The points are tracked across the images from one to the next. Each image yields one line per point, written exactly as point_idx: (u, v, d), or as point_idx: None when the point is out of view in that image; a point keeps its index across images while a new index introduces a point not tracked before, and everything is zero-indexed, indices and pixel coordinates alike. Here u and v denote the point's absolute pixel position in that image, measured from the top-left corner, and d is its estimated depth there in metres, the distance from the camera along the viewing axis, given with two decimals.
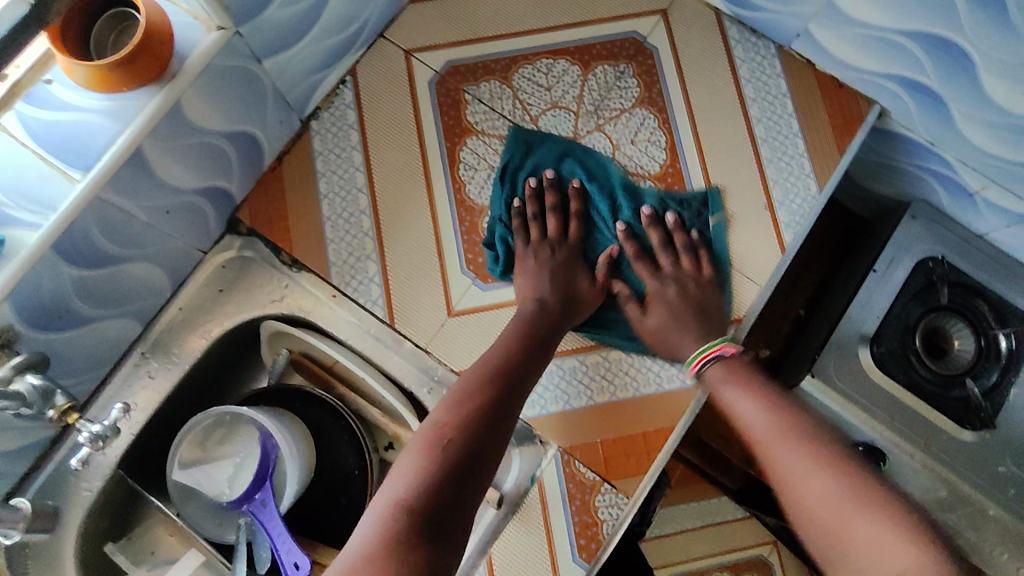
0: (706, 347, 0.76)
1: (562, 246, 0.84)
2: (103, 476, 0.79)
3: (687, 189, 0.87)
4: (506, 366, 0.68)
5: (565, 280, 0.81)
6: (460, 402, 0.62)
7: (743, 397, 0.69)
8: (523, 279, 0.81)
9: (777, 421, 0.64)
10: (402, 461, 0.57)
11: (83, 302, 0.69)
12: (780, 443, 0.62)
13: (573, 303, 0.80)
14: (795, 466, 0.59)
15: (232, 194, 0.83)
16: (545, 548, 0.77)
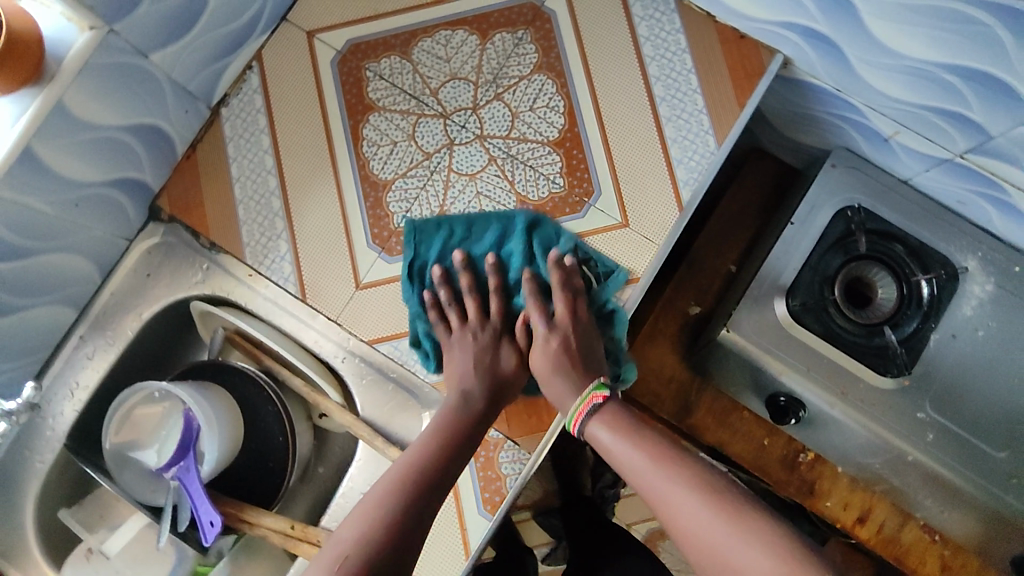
0: (584, 396, 0.77)
1: (487, 330, 0.85)
2: (53, 450, 0.86)
3: (586, 152, 0.88)
4: (455, 432, 0.75)
5: (490, 366, 0.82)
6: (414, 463, 0.71)
7: (628, 446, 0.71)
8: (452, 366, 0.82)
9: (648, 463, 0.69)
10: (347, 521, 0.66)
11: (4, 292, 0.74)
12: (668, 492, 0.66)
13: (499, 392, 0.81)
14: (683, 511, 0.64)
15: (148, 183, 0.87)
16: (452, 500, 0.81)
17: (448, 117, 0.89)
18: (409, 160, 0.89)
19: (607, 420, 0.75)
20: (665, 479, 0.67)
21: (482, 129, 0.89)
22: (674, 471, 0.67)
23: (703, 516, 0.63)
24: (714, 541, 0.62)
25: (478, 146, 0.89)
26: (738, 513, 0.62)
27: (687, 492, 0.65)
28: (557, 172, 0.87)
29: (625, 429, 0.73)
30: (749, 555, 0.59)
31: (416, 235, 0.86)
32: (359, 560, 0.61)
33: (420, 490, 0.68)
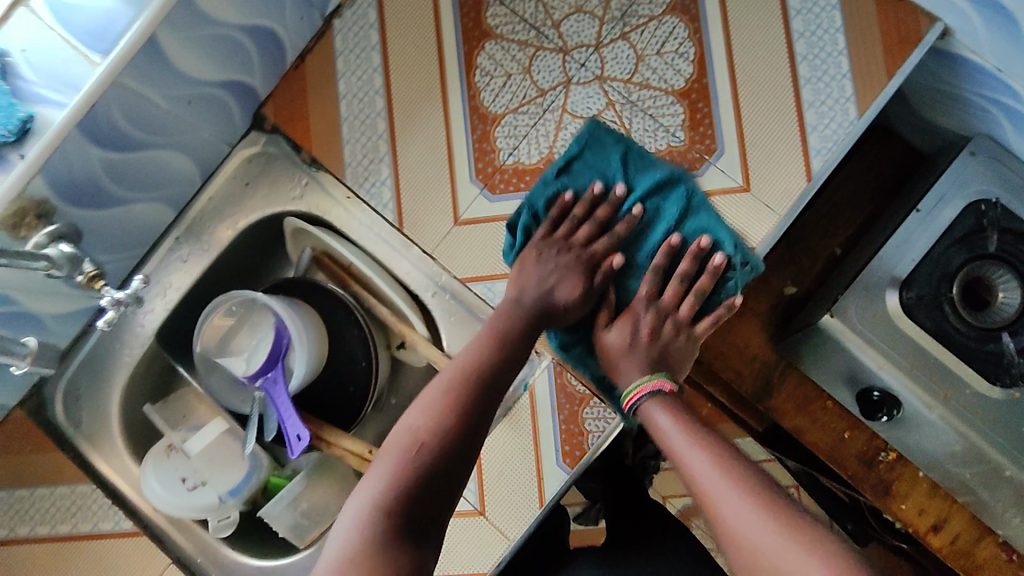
0: (641, 380, 0.74)
1: (572, 252, 0.79)
2: (142, 345, 0.87)
3: (712, 106, 0.82)
4: (486, 370, 0.70)
5: (547, 293, 0.77)
6: (440, 406, 0.66)
7: (688, 450, 0.66)
8: (522, 271, 0.79)
9: (719, 468, 0.63)
10: (368, 477, 0.63)
11: (113, 183, 0.74)
12: (725, 496, 0.61)
13: (546, 318, 0.77)
14: (741, 521, 0.60)
15: (257, 90, 0.85)
16: (531, 446, 0.80)
17: (567, 54, 0.84)
18: (523, 95, 0.84)
19: (668, 408, 0.71)
20: (720, 475, 0.63)
21: (603, 69, 0.83)
22: (734, 467, 0.63)
23: (758, 521, 0.59)
24: (757, 540, 0.58)
25: (596, 87, 0.83)
26: (793, 521, 0.58)
27: (748, 500, 0.60)
28: (677, 124, 0.82)
29: (685, 424, 0.69)
30: (795, 564, 0.56)
31: (592, 141, 0.81)
32: (433, 447, 0.63)
33: (480, 385, 0.68)
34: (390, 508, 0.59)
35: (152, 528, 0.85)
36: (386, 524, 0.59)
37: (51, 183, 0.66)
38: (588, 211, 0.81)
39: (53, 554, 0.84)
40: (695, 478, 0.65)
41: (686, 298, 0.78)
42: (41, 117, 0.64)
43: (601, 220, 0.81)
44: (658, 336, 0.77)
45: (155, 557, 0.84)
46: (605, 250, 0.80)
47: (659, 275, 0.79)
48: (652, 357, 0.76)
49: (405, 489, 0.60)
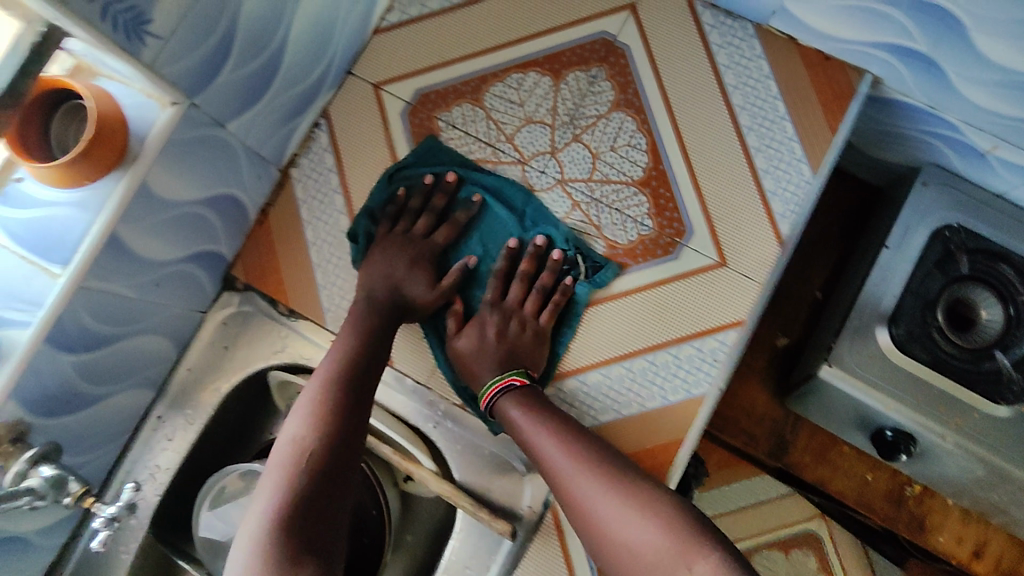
0: (500, 377, 0.75)
1: (416, 244, 0.83)
2: (136, 539, 0.80)
3: (674, 190, 0.83)
4: (353, 365, 0.72)
5: (398, 288, 0.80)
6: (318, 409, 0.67)
7: (540, 432, 0.69)
8: (369, 266, 0.82)
9: (570, 451, 0.67)
10: (257, 495, 0.61)
11: (88, 383, 0.71)
12: (580, 475, 0.65)
13: (401, 311, 0.80)
14: (596, 499, 0.63)
15: (224, 252, 0.84)
16: (565, 568, 0.77)
17: (526, 163, 0.86)
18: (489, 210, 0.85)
19: (521, 400, 0.73)
20: (570, 457, 0.67)
21: (563, 172, 0.85)
22: (578, 448, 0.67)
23: (601, 496, 0.63)
24: (600, 513, 0.62)
25: (559, 190, 0.85)
26: (625, 489, 0.63)
27: (599, 481, 0.64)
28: (644, 213, 0.83)
29: (537, 411, 0.72)
30: (633, 526, 0.60)
31: (433, 150, 0.87)
32: (321, 455, 0.63)
33: (352, 380, 0.70)
34: (280, 525, 0.58)
35: None
36: (284, 535, 0.57)
37: (23, 402, 0.63)
38: (426, 205, 0.86)
39: None
40: (546, 463, 0.68)
41: (531, 296, 0.81)
42: (7, 339, 0.61)
43: (436, 220, 0.85)
44: (504, 335, 0.79)
45: None
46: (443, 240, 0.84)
47: (519, 280, 0.82)
48: (507, 353, 0.78)
49: (294, 504, 0.59)
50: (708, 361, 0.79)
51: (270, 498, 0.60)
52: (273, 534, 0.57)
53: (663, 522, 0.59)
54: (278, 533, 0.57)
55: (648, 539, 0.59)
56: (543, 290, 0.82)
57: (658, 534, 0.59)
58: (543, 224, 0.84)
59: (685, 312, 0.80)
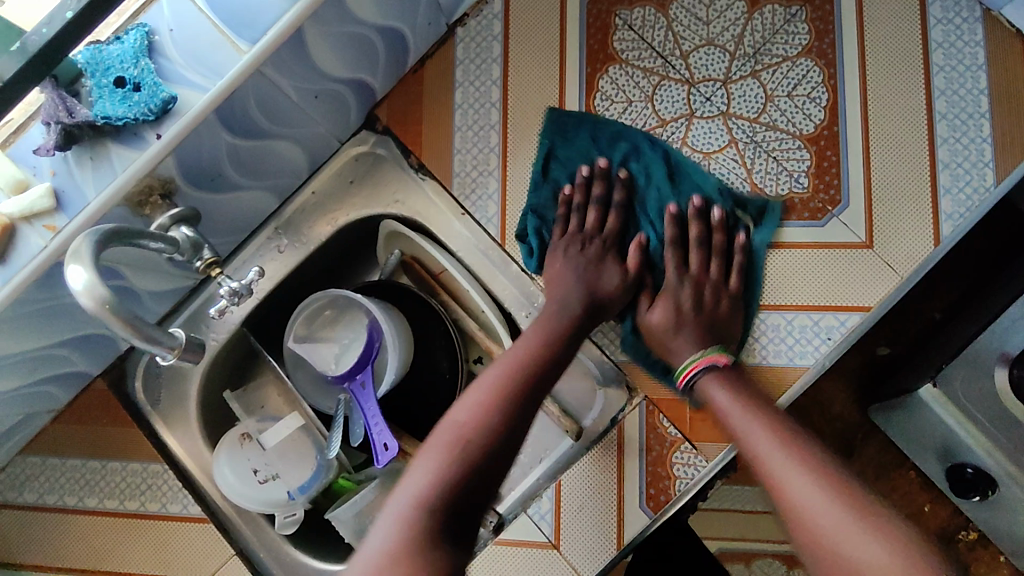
0: (700, 355, 0.74)
1: (596, 238, 0.82)
2: (228, 330, 0.86)
3: (841, 156, 0.79)
4: (541, 371, 0.68)
5: (595, 279, 0.79)
6: (492, 401, 0.64)
7: (725, 402, 0.69)
8: (557, 270, 0.80)
9: (775, 427, 0.65)
10: (415, 464, 0.60)
11: (232, 168, 0.74)
12: (778, 454, 0.62)
13: (600, 309, 0.78)
14: (796, 479, 0.59)
15: (375, 89, 0.85)
16: (614, 487, 0.77)
17: (693, 86, 0.82)
18: (642, 123, 0.82)
19: (726, 383, 0.71)
20: (768, 433, 0.64)
21: (730, 105, 0.81)
22: (778, 427, 0.65)
23: (799, 476, 0.59)
24: (795, 489, 0.59)
25: (720, 123, 0.81)
26: (806, 458, 0.60)
27: (796, 465, 0.60)
28: (803, 170, 0.79)
29: (747, 396, 0.69)
30: (814, 494, 0.58)
31: (550, 157, 0.84)
32: (481, 443, 0.60)
33: (534, 383, 0.67)
34: (432, 509, 0.56)
35: (217, 516, 0.85)
36: (431, 522, 0.55)
37: (179, 164, 0.66)
38: (589, 200, 0.84)
39: (118, 530, 0.84)
40: (744, 444, 0.65)
41: (714, 262, 0.80)
42: (182, 98, 0.64)
43: (609, 186, 0.84)
44: (702, 306, 0.78)
45: (220, 546, 0.82)
46: (617, 226, 0.84)
47: (698, 222, 0.81)
48: (707, 326, 0.77)
49: (449, 491, 0.57)
50: (820, 337, 0.76)
51: (432, 469, 0.58)
52: (428, 510, 0.56)
53: (862, 509, 0.56)
54: (432, 513, 0.56)
55: (833, 515, 0.56)
56: (720, 250, 0.80)
57: (844, 517, 0.55)
58: (648, 154, 0.82)
59: (813, 284, 0.77)
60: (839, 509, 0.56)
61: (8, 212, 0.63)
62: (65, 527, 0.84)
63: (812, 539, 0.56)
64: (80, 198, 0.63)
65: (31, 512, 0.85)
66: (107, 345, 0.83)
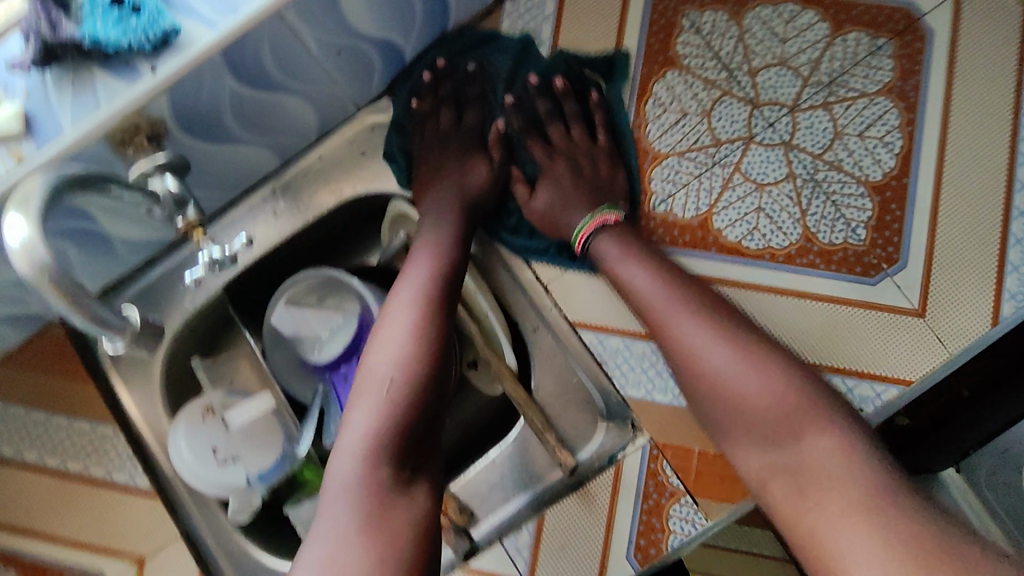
0: (591, 216, 0.73)
1: (462, 135, 0.80)
2: (206, 293, 0.78)
3: (906, 212, 0.71)
4: (427, 289, 0.67)
5: (456, 175, 0.78)
6: (407, 334, 0.63)
7: (636, 270, 0.69)
8: (427, 178, 0.78)
9: (667, 291, 0.66)
10: (352, 412, 0.60)
11: (234, 119, 0.65)
12: (686, 319, 0.64)
13: (467, 201, 0.76)
14: (727, 363, 0.61)
15: (405, 54, 0.76)
16: (602, 532, 0.70)
17: (756, 107, 0.73)
18: (694, 139, 0.74)
19: (619, 238, 0.71)
20: (673, 298, 0.66)
21: (793, 136, 0.73)
22: (677, 288, 0.67)
23: (693, 326, 0.63)
24: (716, 361, 0.61)
25: (780, 154, 0.73)
26: (731, 331, 0.63)
27: (716, 335, 0.62)
28: (862, 221, 0.71)
29: (639, 250, 0.70)
30: (749, 376, 0.59)
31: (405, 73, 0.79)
32: (410, 378, 0.60)
33: (431, 304, 0.66)
34: (384, 454, 0.56)
35: (167, 492, 0.78)
36: (383, 471, 0.55)
37: (174, 105, 0.58)
38: (445, 93, 0.80)
39: (56, 493, 0.77)
40: (649, 305, 0.67)
41: (586, 137, 0.78)
42: (186, 33, 0.55)
43: (463, 104, 0.81)
44: (584, 171, 0.77)
45: (163, 527, 0.75)
46: (482, 122, 0.81)
47: (574, 124, 0.78)
48: (590, 188, 0.76)
49: (395, 433, 0.57)
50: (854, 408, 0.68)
51: (371, 414, 0.59)
52: (381, 456, 0.56)
53: (792, 386, 0.59)
54: (387, 462, 0.56)
55: (763, 390, 0.59)
56: (589, 124, 0.78)
57: (770, 375, 0.59)
58: (483, 75, 0.79)
59: (851, 346, 0.69)
60: (737, 361, 0.60)
61: None
62: None
63: (748, 421, 0.59)
64: (53, 126, 0.55)
65: None
66: None
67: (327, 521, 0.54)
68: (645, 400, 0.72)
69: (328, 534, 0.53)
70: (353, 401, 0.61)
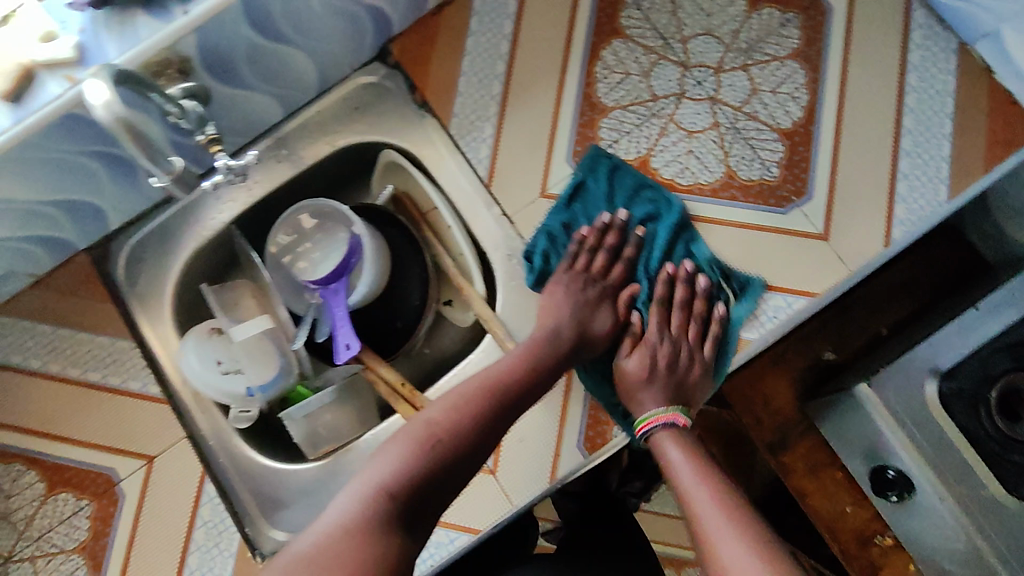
0: (665, 411, 0.78)
1: (599, 284, 0.85)
2: (215, 229, 0.92)
3: (811, 153, 0.84)
4: (510, 384, 0.74)
5: (585, 320, 0.83)
6: (464, 405, 0.71)
7: (699, 484, 0.70)
8: (553, 298, 0.83)
9: (727, 509, 0.66)
10: (386, 449, 0.66)
11: (247, 65, 0.78)
12: (728, 536, 0.63)
13: (582, 347, 0.81)
14: (736, 556, 0.61)
15: (393, 24, 0.90)
16: (555, 427, 0.81)
17: (687, 69, 0.87)
18: (636, 95, 0.87)
19: (682, 445, 0.75)
20: (724, 516, 0.65)
21: (718, 92, 0.86)
22: (734, 509, 0.66)
23: (728, 538, 0.63)
24: (743, 571, 0.59)
25: (706, 106, 0.86)
26: (737, 515, 0.65)
27: (749, 542, 0.62)
28: (775, 161, 0.84)
29: (699, 466, 0.72)
30: None
31: (591, 167, 0.86)
32: (450, 442, 0.67)
33: (504, 395, 0.73)
34: (392, 494, 0.61)
35: (175, 399, 0.88)
36: (386, 501, 0.61)
37: (201, 46, 0.71)
38: (601, 242, 0.86)
39: (77, 398, 0.87)
40: (694, 505, 0.68)
41: (691, 327, 0.83)
42: None
43: (619, 258, 0.87)
44: (674, 368, 0.82)
45: (170, 427, 0.85)
46: (622, 278, 0.87)
47: (681, 308, 0.84)
48: (674, 387, 0.81)
49: (408, 480, 0.63)
50: (768, 313, 0.81)
51: (401, 454, 0.65)
52: (391, 493, 0.61)
53: None
54: (393, 497, 0.61)
55: None
56: (701, 318, 0.84)
57: None
58: (636, 196, 0.86)
59: (764, 263, 0.82)
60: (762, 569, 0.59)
61: (34, 58, 0.68)
62: (27, 387, 0.88)
63: None
64: (101, 57, 0.68)
65: None
66: (97, 218, 0.87)
67: (319, 523, 0.59)
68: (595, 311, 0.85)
69: (313, 531, 0.58)
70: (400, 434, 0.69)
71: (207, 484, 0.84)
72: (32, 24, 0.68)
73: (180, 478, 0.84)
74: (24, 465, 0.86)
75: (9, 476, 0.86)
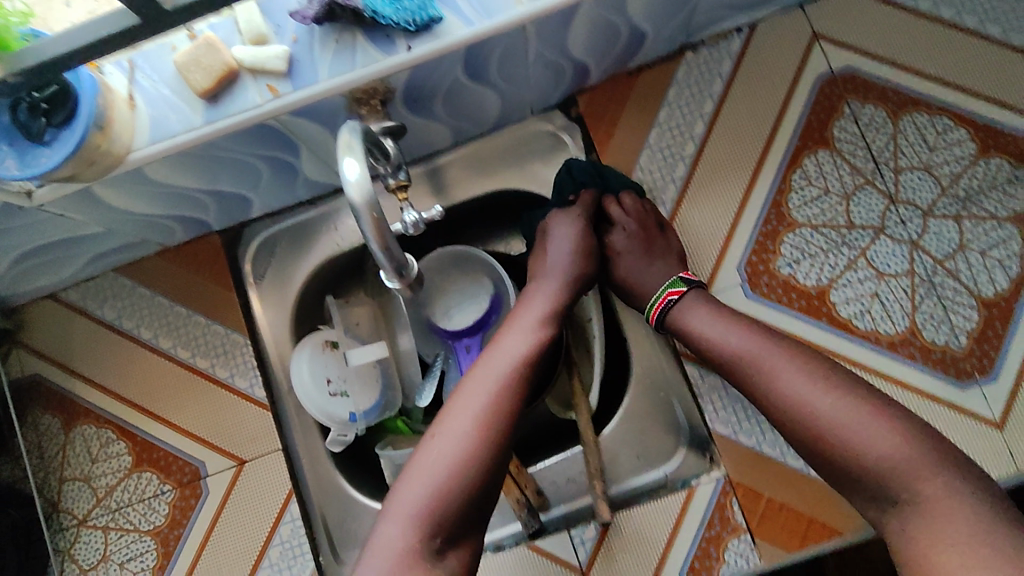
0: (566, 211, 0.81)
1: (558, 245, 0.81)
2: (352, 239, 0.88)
3: (1005, 332, 0.77)
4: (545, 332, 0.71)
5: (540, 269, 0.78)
6: (500, 359, 0.67)
7: (713, 325, 0.71)
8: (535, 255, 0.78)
9: (761, 343, 0.67)
10: (440, 424, 0.63)
11: (441, 99, 0.73)
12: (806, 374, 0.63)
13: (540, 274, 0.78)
14: (854, 416, 0.60)
15: (588, 77, 0.83)
16: (661, 543, 0.77)
17: (894, 204, 0.80)
18: (830, 217, 0.80)
19: (703, 310, 0.73)
20: (768, 348, 0.66)
21: (921, 237, 0.79)
22: (770, 337, 0.68)
23: (786, 369, 0.65)
24: (824, 401, 0.61)
25: (905, 250, 0.79)
26: (792, 348, 0.67)
27: (818, 379, 0.63)
28: (966, 330, 0.77)
29: (720, 317, 0.71)
30: (865, 424, 0.59)
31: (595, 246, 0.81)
32: (501, 405, 0.64)
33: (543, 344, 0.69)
34: (459, 476, 0.60)
35: (276, 405, 0.86)
36: (454, 487, 0.60)
37: (409, 79, 0.65)
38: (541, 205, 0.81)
39: (181, 381, 0.86)
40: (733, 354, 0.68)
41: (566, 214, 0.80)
42: (444, 23, 0.62)
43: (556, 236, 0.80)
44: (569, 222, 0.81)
45: (268, 436, 0.84)
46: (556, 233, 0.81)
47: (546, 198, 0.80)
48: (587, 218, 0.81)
49: (473, 450, 0.61)
50: None
51: (443, 459, 0.61)
52: (460, 474, 0.60)
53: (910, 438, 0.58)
54: (467, 481, 0.60)
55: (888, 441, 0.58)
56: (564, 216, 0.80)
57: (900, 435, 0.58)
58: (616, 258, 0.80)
59: None
60: (822, 390, 0.62)
61: (240, 57, 0.63)
62: (136, 356, 0.87)
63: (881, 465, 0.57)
64: (310, 73, 0.63)
65: (108, 330, 0.88)
66: (243, 206, 0.84)
67: (396, 521, 0.59)
68: (729, 438, 0.78)
69: (394, 525, 0.59)
70: (454, 398, 0.65)
71: (291, 505, 0.83)
72: (246, 21, 0.63)
73: (268, 488, 0.83)
74: (115, 433, 0.86)
75: (99, 441, 0.86)
